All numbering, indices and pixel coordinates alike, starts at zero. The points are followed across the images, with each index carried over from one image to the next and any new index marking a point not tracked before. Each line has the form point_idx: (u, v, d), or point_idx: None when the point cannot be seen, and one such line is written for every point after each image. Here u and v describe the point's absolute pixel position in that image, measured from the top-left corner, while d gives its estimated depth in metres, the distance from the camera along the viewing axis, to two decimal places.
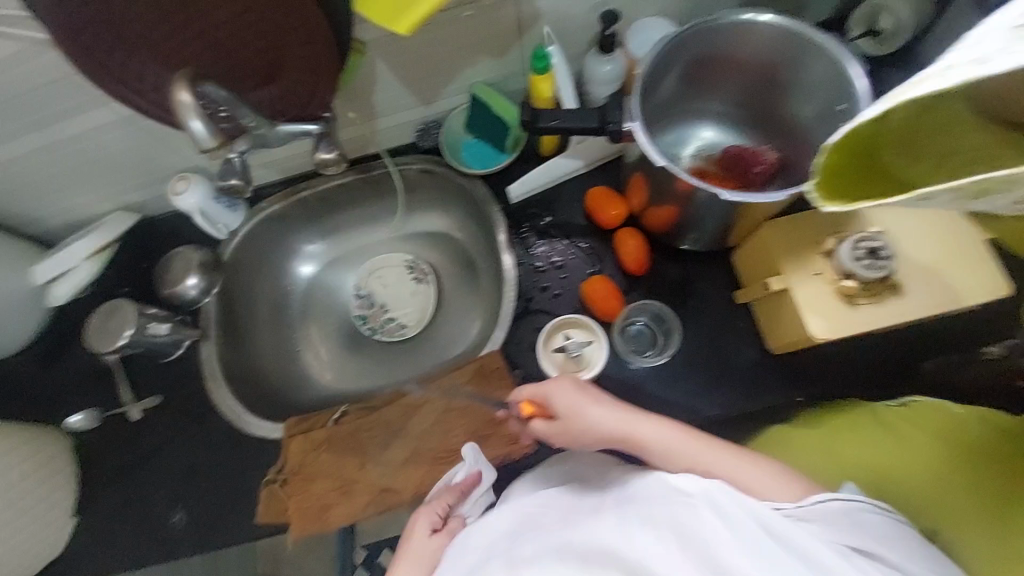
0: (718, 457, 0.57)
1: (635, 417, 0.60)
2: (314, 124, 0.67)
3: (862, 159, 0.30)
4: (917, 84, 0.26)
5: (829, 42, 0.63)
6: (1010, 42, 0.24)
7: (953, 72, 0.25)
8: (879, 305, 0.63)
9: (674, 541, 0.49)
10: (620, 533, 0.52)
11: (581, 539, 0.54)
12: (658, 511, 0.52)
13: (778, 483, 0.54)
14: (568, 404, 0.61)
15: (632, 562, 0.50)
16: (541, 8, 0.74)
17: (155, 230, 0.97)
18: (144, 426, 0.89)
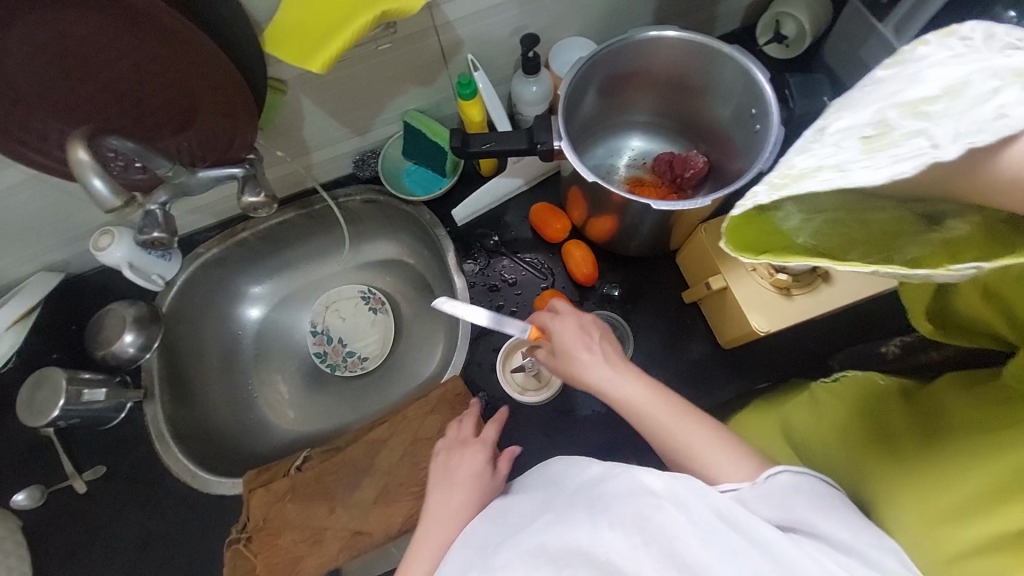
0: (690, 431, 0.58)
1: (620, 373, 0.63)
2: (238, 167, 0.66)
3: (765, 231, 0.34)
4: (797, 180, 0.32)
5: (732, 51, 0.66)
6: (859, 155, 0.30)
7: (822, 174, 0.31)
8: (812, 294, 0.66)
9: (641, 539, 0.46)
10: (590, 529, 0.49)
11: (550, 542, 0.50)
12: (625, 504, 0.49)
13: (739, 463, 0.54)
14: (569, 343, 0.66)
15: (603, 562, 0.46)
16: (463, 35, 0.75)
17: (84, 288, 0.91)
18: (91, 499, 0.83)
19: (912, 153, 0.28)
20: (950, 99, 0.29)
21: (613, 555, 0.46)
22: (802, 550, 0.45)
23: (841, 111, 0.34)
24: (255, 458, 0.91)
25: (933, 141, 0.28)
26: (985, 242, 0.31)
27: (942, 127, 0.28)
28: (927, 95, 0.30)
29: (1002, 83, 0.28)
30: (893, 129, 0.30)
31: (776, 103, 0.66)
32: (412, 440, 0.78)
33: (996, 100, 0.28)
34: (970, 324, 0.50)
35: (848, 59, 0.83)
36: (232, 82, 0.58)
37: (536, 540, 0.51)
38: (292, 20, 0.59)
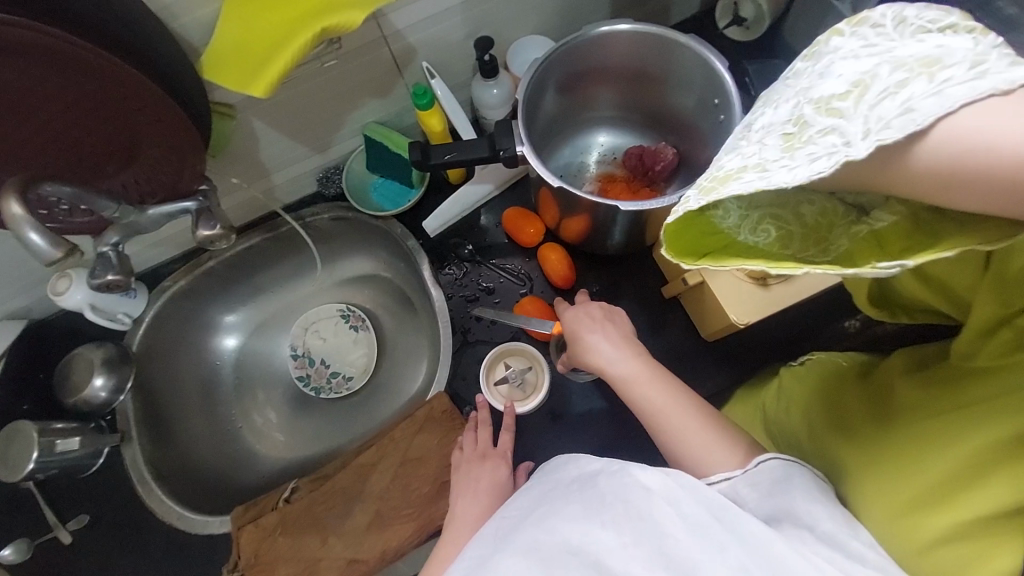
0: (682, 412, 0.58)
1: (620, 354, 0.64)
2: (191, 200, 0.63)
3: (704, 235, 0.35)
4: (725, 184, 0.32)
5: (689, 41, 0.65)
6: (781, 156, 0.31)
7: (746, 177, 0.31)
8: (788, 281, 0.65)
9: (634, 539, 0.45)
10: (584, 525, 0.47)
11: (543, 540, 0.47)
12: (619, 503, 0.48)
13: (721, 449, 0.55)
14: (575, 325, 0.68)
15: (594, 561, 0.45)
16: (416, 42, 0.73)
17: (50, 334, 0.88)
18: (77, 551, 0.80)
19: (826, 150, 0.29)
20: (859, 94, 0.30)
21: (605, 556, 0.45)
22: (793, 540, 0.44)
23: (766, 109, 0.36)
24: (246, 492, 0.89)
25: (845, 138, 0.29)
26: (904, 235, 0.31)
27: (852, 123, 0.29)
28: (838, 89, 0.31)
29: (908, 75, 0.29)
30: (809, 126, 0.31)
31: (738, 91, 0.64)
32: (401, 461, 0.76)
33: (902, 93, 0.29)
34: (909, 301, 0.54)
35: (805, 38, 0.81)
36: (174, 114, 0.55)
37: (531, 538, 0.48)
38: (231, 43, 0.57)
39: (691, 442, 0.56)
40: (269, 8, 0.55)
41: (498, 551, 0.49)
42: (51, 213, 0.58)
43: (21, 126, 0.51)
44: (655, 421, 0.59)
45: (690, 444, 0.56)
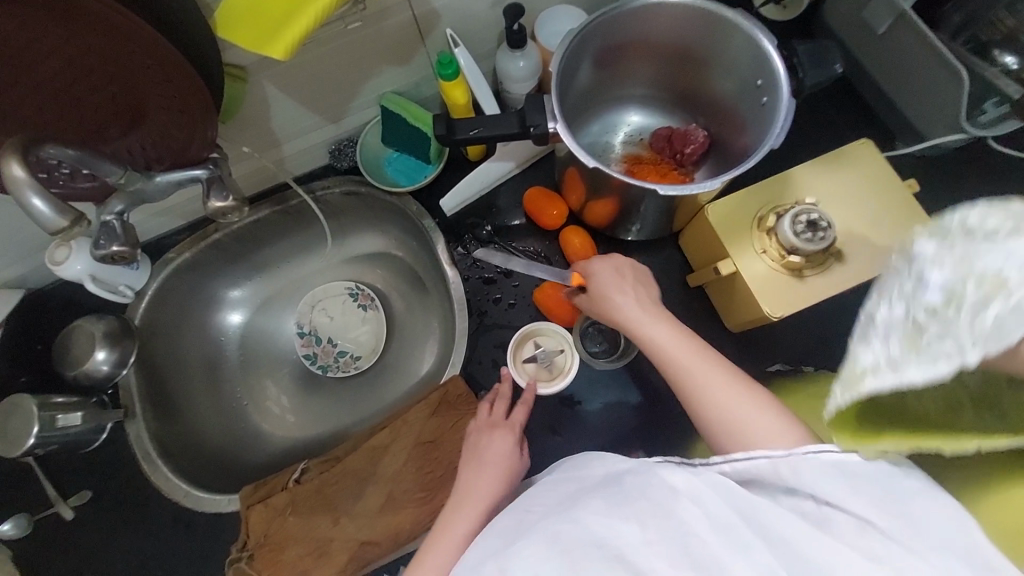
0: (719, 384, 0.54)
1: (652, 318, 0.62)
2: (200, 168, 0.59)
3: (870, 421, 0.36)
4: (861, 382, 0.34)
5: (736, 17, 0.61)
6: (904, 352, 0.32)
7: (878, 373, 0.33)
8: (824, 274, 0.62)
9: (659, 536, 0.41)
10: (607, 519, 0.44)
11: (566, 533, 0.44)
12: (646, 498, 0.44)
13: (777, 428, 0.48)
14: (605, 287, 0.65)
15: (618, 556, 0.41)
16: (441, 7, 0.68)
17: (47, 304, 0.84)
18: (80, 526, 0.79)
19: (947, 351, 0.30)
20: (954, 306, 0.30)
21: (630, 552, 0.41)
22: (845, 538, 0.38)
23: (875, 297, 0.35)
24: (251, 472, 0.87)
25: (963, 347, 0.30)
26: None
27: (960, 329, 0.30)
28: (930, 300, 0.31)
29: (991, 295, 0.29)
30: (926, 330, 0.31)
31: (785, 72, 0.61)
32: (415, 445, 0.74)
33: (989, 309, 0.29)
34: None
35: (849, 20, 0.77)
36: (184, 73, 0.51)
37: (552, 530, 0.45)
38: (246, 2, 0.52)
39: (739, 414, 0.51)
40: None
41: (519, 540, 0.46)
42: (50, 176, 0.54)
43: (19, 82, 0.48)
44: (694, 393, 0.55)
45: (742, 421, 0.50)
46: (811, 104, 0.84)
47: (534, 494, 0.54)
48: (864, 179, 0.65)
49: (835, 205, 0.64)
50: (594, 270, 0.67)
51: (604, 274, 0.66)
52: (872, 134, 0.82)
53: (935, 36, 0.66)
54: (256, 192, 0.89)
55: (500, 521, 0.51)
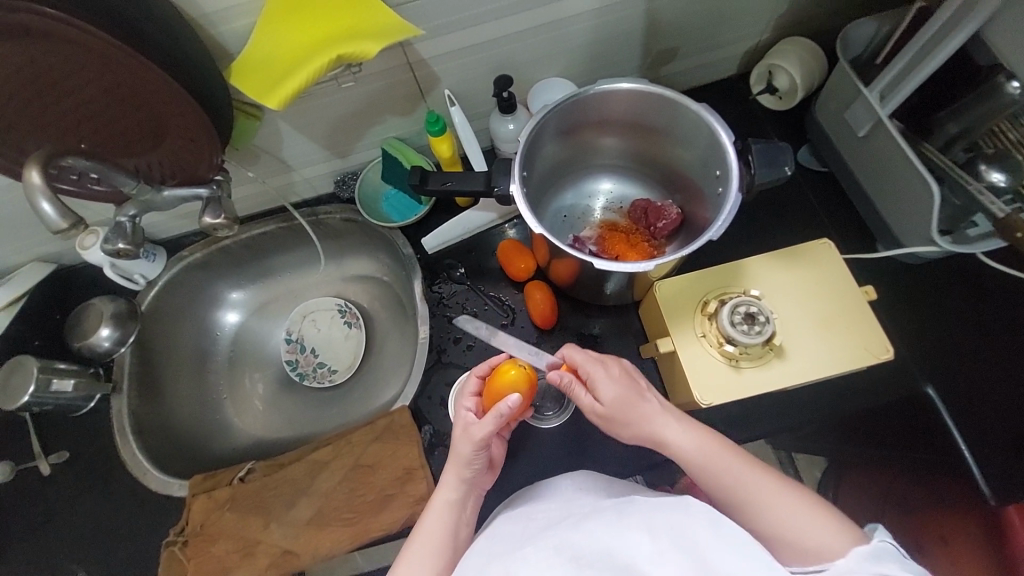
0: (756, 483, 0.54)
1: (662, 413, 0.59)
2: (204, 187, 0.70)
3: None
4: None
5: (698, 108, 0.65)
6: None
7: None
8: (762, 368, 0.62)
9: (669, 546, 0.44)
10: (611, 533, 0.47)
11: (568, 544, 0.48)
12: (652, 514, 0.48)
13: (802, 512, 0.51)
14: (622, 394, 0.60)
15: (626, 567, 0.44)
16: (439, 72, 0.77)
17: (74, 279, 0.96)
18: (50, 484, 0.86)
19: None
20: None
21: (640, 562, 0.44)
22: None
23: None
24: (214, 461, 0.93)
25: None
26: None
27: None
28: None
29: None
30: None
31: (740, 162, 0.64)
32: (353, 465, 0.78)
33: None
34: None
35: (835, 119, 0.80)
36: (185, 106, 0.60)
37: (558, 539, 0.49)
38: (262, 54, 0.62)
39: (775, 510, 0.52)
40: (299, 27, 0.60)
41: (525, 547, 0.50)
42: (77, 178, 0.65)
43: (65, 99, 0.58)
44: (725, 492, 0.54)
45: (781, 524, 0.51)
46: (791, 197, 0.86)
47: (500, 534, 0.56)
48: (820, 277, 0.66)
49: (785, 302, 0.65)
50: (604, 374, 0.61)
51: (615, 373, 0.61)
52: (849, 234, 0.84)
53: (908, 147, 0.68)
54: (255, 212, 0.98)
55: (505, 527, 0.58)
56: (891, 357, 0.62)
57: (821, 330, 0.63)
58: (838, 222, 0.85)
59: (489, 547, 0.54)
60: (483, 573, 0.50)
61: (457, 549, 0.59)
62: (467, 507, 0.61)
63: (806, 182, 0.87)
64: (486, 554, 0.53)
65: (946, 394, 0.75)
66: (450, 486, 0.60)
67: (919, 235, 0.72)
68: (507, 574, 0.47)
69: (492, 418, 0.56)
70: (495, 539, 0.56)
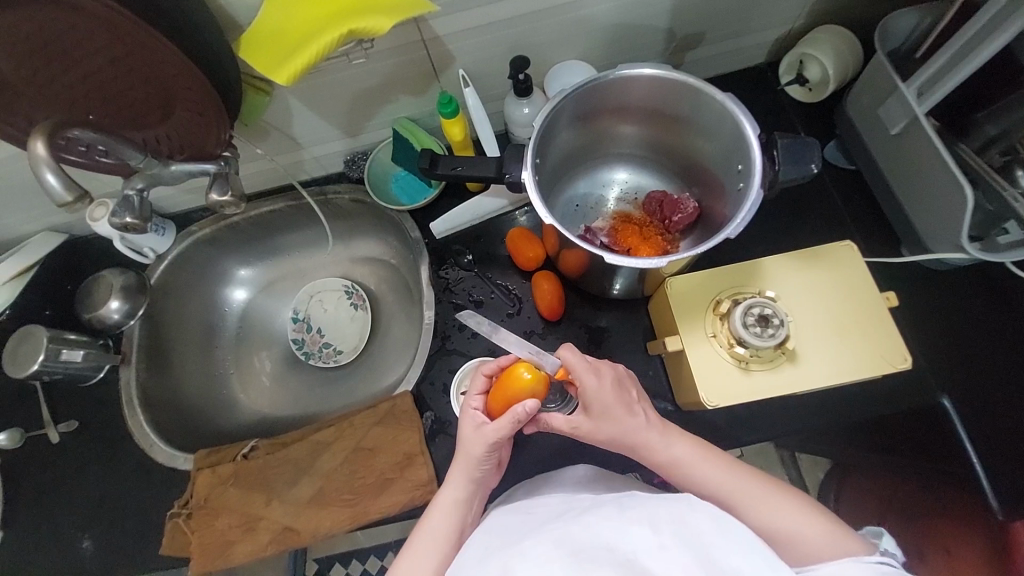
0: (756, 494, 0.54)
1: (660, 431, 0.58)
2: (211, 164, 0.69)
3: None
4: None
5: (722, 97, 0.63)
6: None
7: None
8: (772, 372, 0.61)
9: (672, 540, 0.44)
10: (613, 526, 0.46)
11: (569, 537, 0.47)
12: (654, 509, 0.47)
13: (802, 519, 0.51)
14: (611, 405, 0.58)
15: (628, 561, 0.43)
16: (454, 51, 0.74)
17: (85, 250, 0.97)
18: (60, 451, 0.88)
19: None
20: None
21: (642, 556, 0.43)
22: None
23: None
24: (219, 436, 0.94)
25: None
26: None
27: None
28: None
29: None
30: None
31: (763, 157, 0.61)
32: (354, 447, 0.78)
33: None
34: None
35: (866, 115, 0.76)
36: (193, 76, 0.59)
37: (559, 532, 0.48)
38: (271, 27, 0.60)
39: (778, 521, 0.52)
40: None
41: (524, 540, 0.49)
42: (85, 151, 0.64)
43: (70, 70, 0.57)
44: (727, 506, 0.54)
45: (797, 533, 0.50)
46: (813, 195, 0.83)
47: (498, 525, 0.56)
48: (838, 281, 0.64)
49: (800, 304, 0.63)
50: (598, 386, 0.58)
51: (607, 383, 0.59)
52: (872, 235, 0.81)
53: (942, 146, 0.65)
54: (263, 189, 0.97)
55: (504, 518, 0.58)
56: (909, 365, 0.60)
57: (836, 335, 0.61)
58: (861, 223, 0.81)
59: (487, 542, 0.53)
60: (484, 563, 0.49)
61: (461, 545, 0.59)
62: (473, 508, 0.62)
63: (830, 180, 0.84)
64: (485, 547, 0.53)
65: (963, 406, 0.73)
66: (456, 485, 0.60)
67: (947, 240, 0.69)
68: (507, 568, 0.46)
69: (510, 423, 0.57)
70: (493, 532, 0.55)
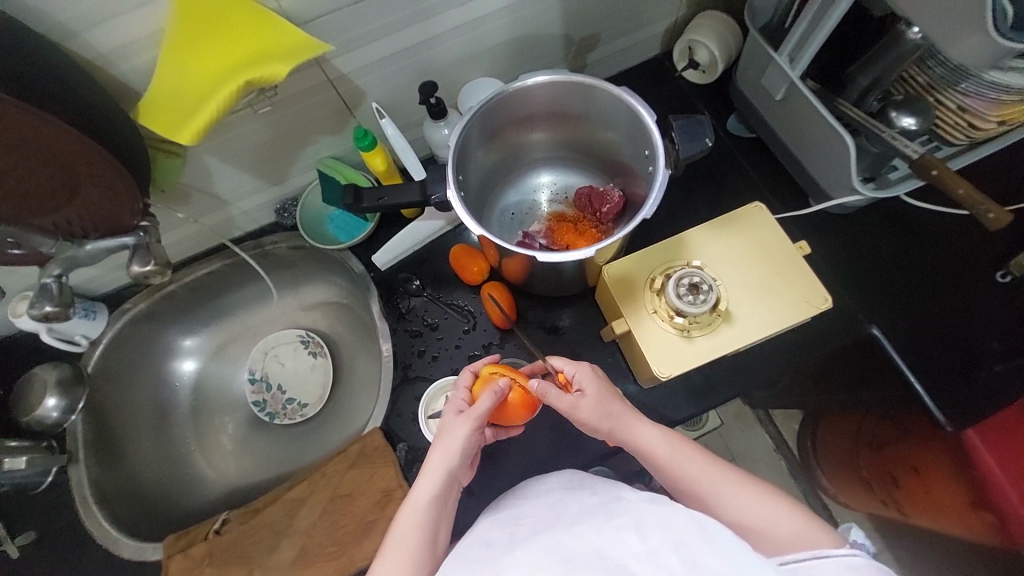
0: (737, 493, 0.58)
1: (637, 419, 0.64)
2: (130, 236, 0.68)
3: None
4: None
5: (616, 92, 0.67)
6: None
7: None
8: (713, 335, 0.64)
9: (661, 545, 0.44)
10: (601, 535, 0.47)
11: (560, 545, 0.48)
12: (644, 515, 0.48)
13: (769, 513, 0.56)
14: (596, 393, 0.64)
15: (617, 566, 0.44)
16: (363, 85, 0.76)
17: (14, 348, 0.91)
18: (15, 568, 0.81)
19: None
20: None
21: (630, 561, 0.44)
22: (872, 574, 0.46)
23: None
24: (188, 516, 0.89)
25: None
26: None
27: None
28: None
29: None
30: None
31: (664, 140, 0.66)
32: (331, 497, 0.76)
33: None
34: None
35: (753, 87, 0.83)
36: (102, 159, 0.59)
37: (551, 540, 0.49)
38: (165, 90, 0.60)
39: (757, 511, 0.56)
40: (207, 57, 0.59)
41: (513, 552, 0.49)
42: None
43: None
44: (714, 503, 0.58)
45: (773, 522, 0.55)
46: (725, 167, 0.89)
47: (491, 538, 0.56)
48: (763, 244, 0.68)
49: (728, 267, 0.67)
50: (577, 398, 0.64)
51: (587, 392, 0.65)
52: (783, 195, 0.88)
53: (820, 105, 0.71)
54: (195, 253, 0.95)
55: (491, 531, 0.57)
56: (831, 304, 0.64)
57: (762, 290, 0.66)
58: (772, 184, 0.88)
59: (474, 552, 0.54)
60: (475, 571, 0.49)
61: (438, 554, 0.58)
62: (448, 506, 0.60)
63: (738, 151, 0.90)
64: (474, 558, 0.52)
65: (896, 334, 0.78)
66: (427, 482, 0.59)
67: (843, 186, 0.76)
68: (497, 575, 0.47)
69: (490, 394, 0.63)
70: (480, 544, 0.55)
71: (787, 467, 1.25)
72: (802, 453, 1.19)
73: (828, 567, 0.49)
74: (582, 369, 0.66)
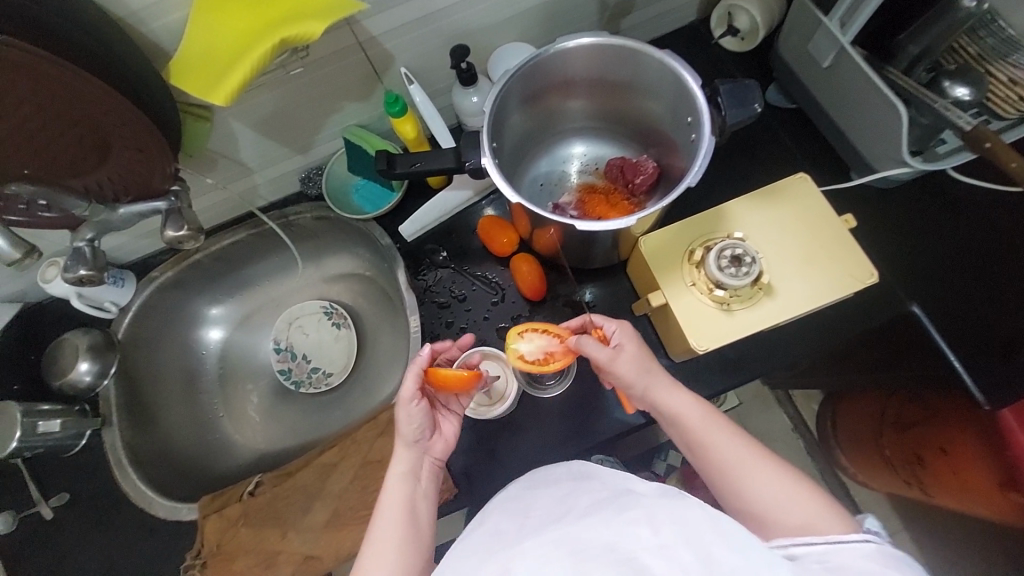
0: (760, 473, 0.57)
1: (671, 386, 0.63)
2: (162, 201, 0.68)
3: None
4: None
5: (660, 55, 0.64)
6: None
7: None
8: (753, 309, 0.63)
9: (676, 540, 0.39)
10: (612, 527, 0.42)
11: (566, 538, 0.43)
12: (657, 508, 0.43)
13: (788, 499, 0.54)
14: (632, 358, 0.64)
15: (629, 559, 0.39)
16: (393, 48, 0.73)
17: (44, 315, 0.92)
18: (56, 526, 0.84)
19: None
20: None
21: (643, 555, 0.39)
22: (881, 560, 0.44)
23: None
24: (220, 480, 0.92)
25: None
26: None
27: None
28: None
29: None
30: None
31: (710, 107, 0.63)
32: (362, 463, 0.77)
33: None
34: None
35: (797, 54, 0.79)
36: (135, 120, 0.58)
37: (558, 532, 0.44)
38: (197, 51, 0.59)
39: (778, 494, 0.55)
40: (241, 15, 0.57)
41: (516, 547, 0.44)
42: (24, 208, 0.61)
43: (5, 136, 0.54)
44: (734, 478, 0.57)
45: (791, 507, 0.54)
46: (762, 139, 0.86)
47: (497, 527, 0.51)
48: (807, 216, 0.66)
49: (770, 240, 0.65)
50: (614, 354, 0.64)
51: (626, 350, 0.64)
52: (822, 168, 0.85)
53: (872, 71, 0.68)
54: (221, 223, 0.94)
55: (497, 522, 0.53)
56: (877, 278, 0.62)
57: (804, 263, 0.64)
58: (811, 157, 0.85)
59: (481, 544, 0.49)
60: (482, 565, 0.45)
61: (424, 528, 0.58)
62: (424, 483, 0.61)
63: (777, 122, 0.87)
64: (477, 552, 0.48)
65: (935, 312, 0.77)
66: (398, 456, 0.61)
67: (890, 158, 0.73)
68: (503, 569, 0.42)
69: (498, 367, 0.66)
70: (489, 534, 0.51)
71: (805, 446, 1.25)
72: (823, 432, 1.18)
73: (838, 552, 0.46)
74: (624, 329, 0.66)
